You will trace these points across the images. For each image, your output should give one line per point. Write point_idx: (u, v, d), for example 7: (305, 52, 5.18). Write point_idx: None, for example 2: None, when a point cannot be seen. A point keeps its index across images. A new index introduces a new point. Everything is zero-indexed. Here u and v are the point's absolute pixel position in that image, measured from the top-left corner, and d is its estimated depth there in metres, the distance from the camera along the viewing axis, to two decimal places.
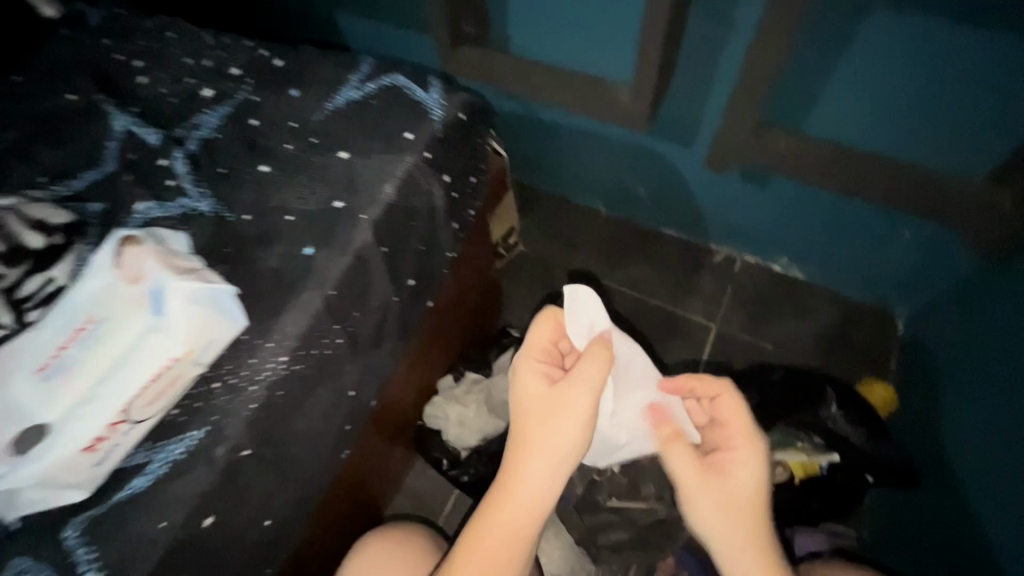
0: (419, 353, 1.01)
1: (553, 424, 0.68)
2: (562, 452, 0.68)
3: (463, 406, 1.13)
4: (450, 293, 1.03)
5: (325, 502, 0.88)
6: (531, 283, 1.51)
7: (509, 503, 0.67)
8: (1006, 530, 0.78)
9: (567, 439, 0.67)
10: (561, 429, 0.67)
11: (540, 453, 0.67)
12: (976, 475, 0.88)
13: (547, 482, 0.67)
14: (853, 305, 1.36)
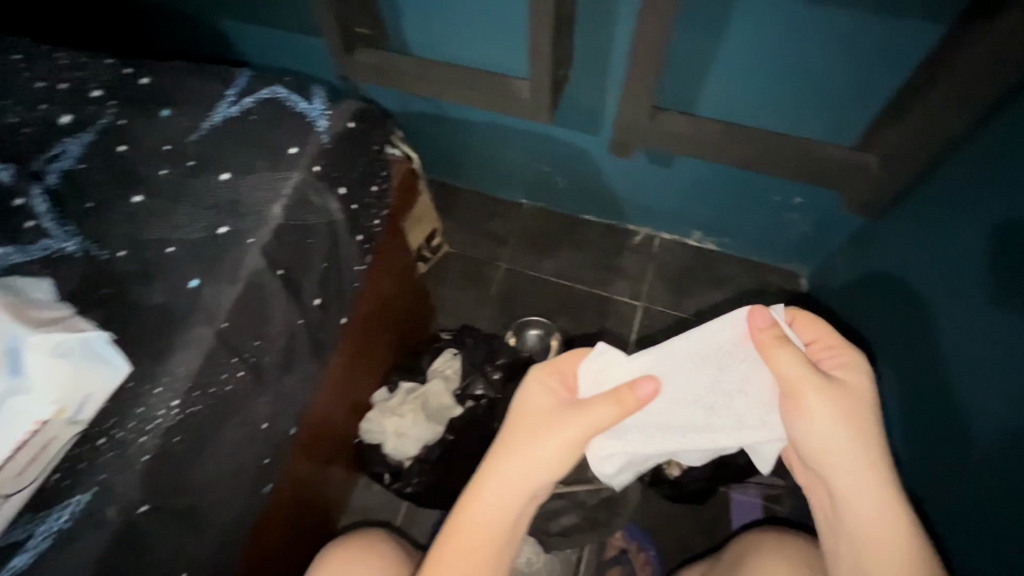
0: (345, 370, 0.98)
1: (534, 445, 0.67)
2: (538, 470, 0.67)
3: (399, 416, 1.09)
4: (370, 304, 1.00)
5: (258, 541, 0.83)
6: (460, 284, 1.50)
7: (472, 519, 0.66)
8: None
9: (544, 463, 0.67)
10: (539, 450, 0.67)
11: (517, 471, 0.67)
12: None
13: (512, 502, 0.67)
14: (765, 270, 1.45)
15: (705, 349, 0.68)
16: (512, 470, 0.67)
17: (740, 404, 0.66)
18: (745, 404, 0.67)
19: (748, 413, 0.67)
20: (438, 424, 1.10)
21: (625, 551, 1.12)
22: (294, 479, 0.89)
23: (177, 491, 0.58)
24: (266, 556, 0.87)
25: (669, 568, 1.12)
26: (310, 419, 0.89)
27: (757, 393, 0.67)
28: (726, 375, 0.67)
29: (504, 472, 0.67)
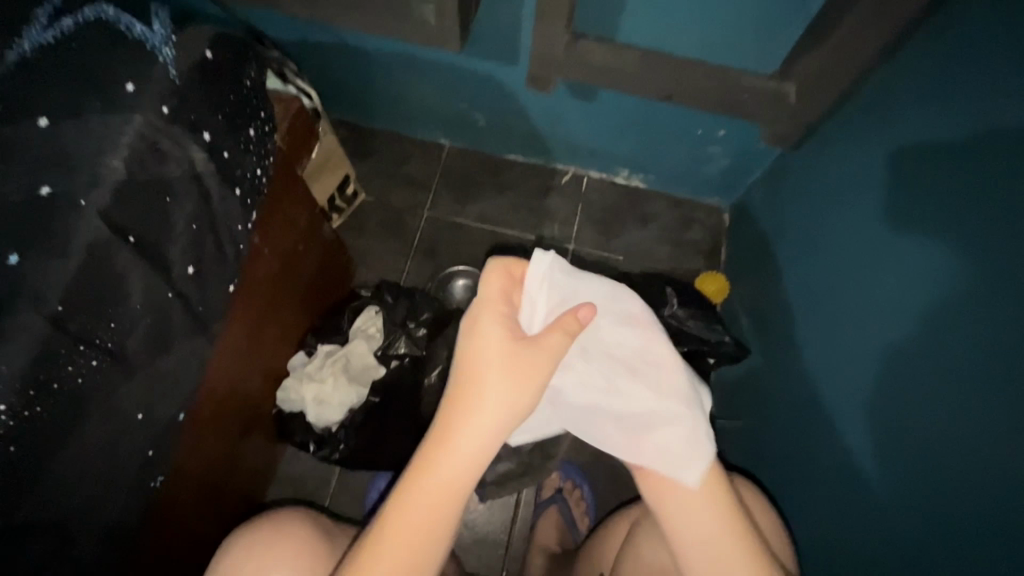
0: (250, 337, 0.90)
1: (482, 398, 0.58)
2: (491, 426, 0.58)
3: (319, 383, 1.02)
4: (271, 265, 0.91)
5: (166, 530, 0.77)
6: (382, 235, 1.40)
7: (420, 488, 0.58)
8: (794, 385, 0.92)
9: (497, 417, 0.58)
10: (490, 402, 0.58)
11: (467, 431, 0.58)
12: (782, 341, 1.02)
13: (465, 465, 0.59)
14: (690, 206, 1.46)
15: (643, 314, 0.69)
16: (464, 432, 0.58)
17: (661, 378, 0.68)
18: (669, 377, 0.68)
19: (662, 390, 0.68)
20: (362, 386, 1.05)
21: (560, 490, 1.15)
22: (201, 460, 0.82)
23: (29, 501, 0.50)
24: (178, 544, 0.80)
25: (602, 501, 1.17)
26: (211, 397, 0.81)
27: (679, 368, 0.68)
28: (653, 347, 0.69)
29: (456, 433, 0.58)
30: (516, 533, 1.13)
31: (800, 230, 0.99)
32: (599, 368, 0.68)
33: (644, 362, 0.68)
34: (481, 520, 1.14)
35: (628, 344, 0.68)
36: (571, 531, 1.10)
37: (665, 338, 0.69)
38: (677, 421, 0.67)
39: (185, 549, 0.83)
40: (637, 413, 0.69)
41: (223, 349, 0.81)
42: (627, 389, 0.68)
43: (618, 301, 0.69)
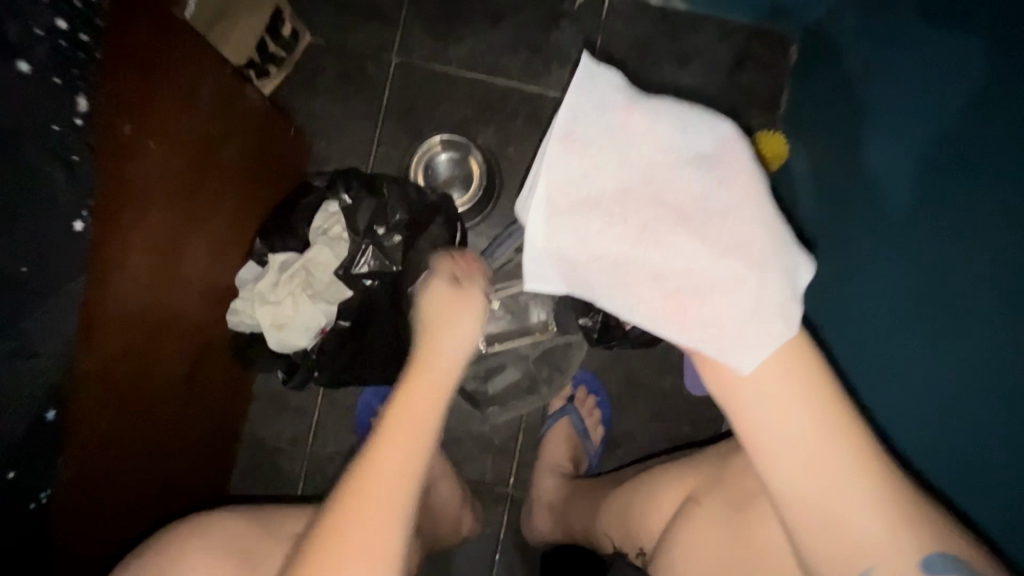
0: (168, 261, 0.68)
1: (443, 334, 0.56)
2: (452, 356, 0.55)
3: (274, 303, 0.83)
4: (176, 161, 0.65)
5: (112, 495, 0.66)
6: (339, 92, 1.07)
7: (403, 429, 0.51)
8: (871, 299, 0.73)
9: (454, 349, 0.56)
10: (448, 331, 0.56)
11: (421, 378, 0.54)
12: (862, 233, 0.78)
13: (432, 412, 0.53)
14: (746, 35, 1.08)
15: (723, 145, 0.49)
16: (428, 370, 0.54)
17: (732, 230, 0.47)
18: (746, 232, 0.47)
19: (730, 245, 0.47)
20: (329, 304, 0.85)
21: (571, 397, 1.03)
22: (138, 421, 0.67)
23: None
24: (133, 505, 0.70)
25: (616, 404, 1.07)
26: (124, 351, 0.62)
27: (758, 224, 0.48)
28: (729, 188, 0.48)
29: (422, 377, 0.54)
30: (523, 442, 1.05)
31: (916, 81, 0.70)
32: (651, 205, 0.47)
33: (715, 205, 0.48)
34: (485, 430, 1.05)
35: (697, 176, 0.48)
36: (583, 442, 1.02)
37: (752, 184, 0.48)
38: (749, 292, 0.47)
39: (145, 506, 0.73)
40: (692, 276, 0.47)
41: (125, 291, 0.59)
42: (679, 239, 0.47)
43: (687, 124, 0.49)
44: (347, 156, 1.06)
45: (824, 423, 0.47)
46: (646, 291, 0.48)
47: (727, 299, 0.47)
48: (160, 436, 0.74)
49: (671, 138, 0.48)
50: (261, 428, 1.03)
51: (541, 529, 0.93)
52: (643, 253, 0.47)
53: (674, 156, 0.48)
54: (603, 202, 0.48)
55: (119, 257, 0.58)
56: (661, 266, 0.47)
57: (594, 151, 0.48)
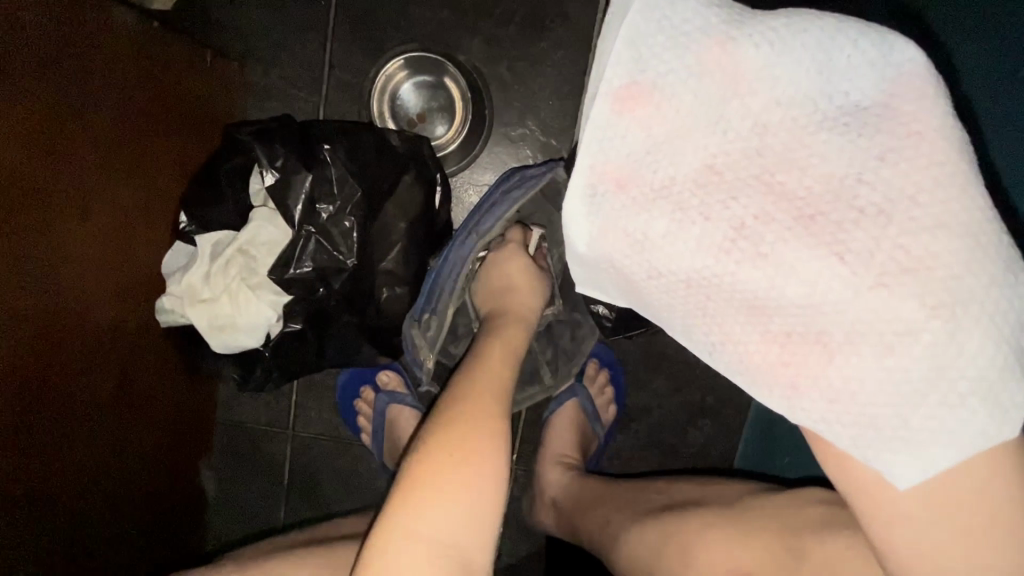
0: (59, 288, 0.52)
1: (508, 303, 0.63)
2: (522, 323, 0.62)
3: (211, 301, 0.67)
4: (22, 148, 0.46)
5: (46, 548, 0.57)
6: None
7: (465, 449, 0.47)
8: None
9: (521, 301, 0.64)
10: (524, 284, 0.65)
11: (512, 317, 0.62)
12: None
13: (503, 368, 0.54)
14: None
15: (898, 94, 0.27)
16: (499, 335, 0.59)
17: (908, 242, 0.26)
18: (936, 247, 0.26)
19: (909, 270, 0.26)
20: (278, 297, 0.69)
21: (579, 375, 0.90)
22: (54, 468, 0.56)
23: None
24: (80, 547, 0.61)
25: (631, 377, 0.94)
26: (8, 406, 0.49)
27: (955, 240, 0.26)
28: (906, 171, 0.26)
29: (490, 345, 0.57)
30: (526, 419, 0.94)
31: None
32: (753, 193, 0.27)
33: (883, 197, 0.26)
34: None
35: (846, 148, 0.27)
36: (593, 425, 0.90)
37: (947, 164, 0.27)
38: (935, 346, 0.26)
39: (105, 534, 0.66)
40: (824, 319, 0.27)
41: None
42: (808, 255, 0.26)
43: (828, 58, 0.27)
44: (290, 84, 0.82)
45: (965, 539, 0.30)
46: (738, 330, 0.28)
47: (889, 364, 0.27)
48: (100, 470, 0.63)
49: (799, 84, 0.27)
50: (236, 411, 0.93)
51: (547, 526, 0.84)
52: (736, 277, 0.27)
53: (810, 117, 0.27)
54: (666, 195, 0.28)
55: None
56: (771, 300, 0.27)
57: (658, 109, 0.28)
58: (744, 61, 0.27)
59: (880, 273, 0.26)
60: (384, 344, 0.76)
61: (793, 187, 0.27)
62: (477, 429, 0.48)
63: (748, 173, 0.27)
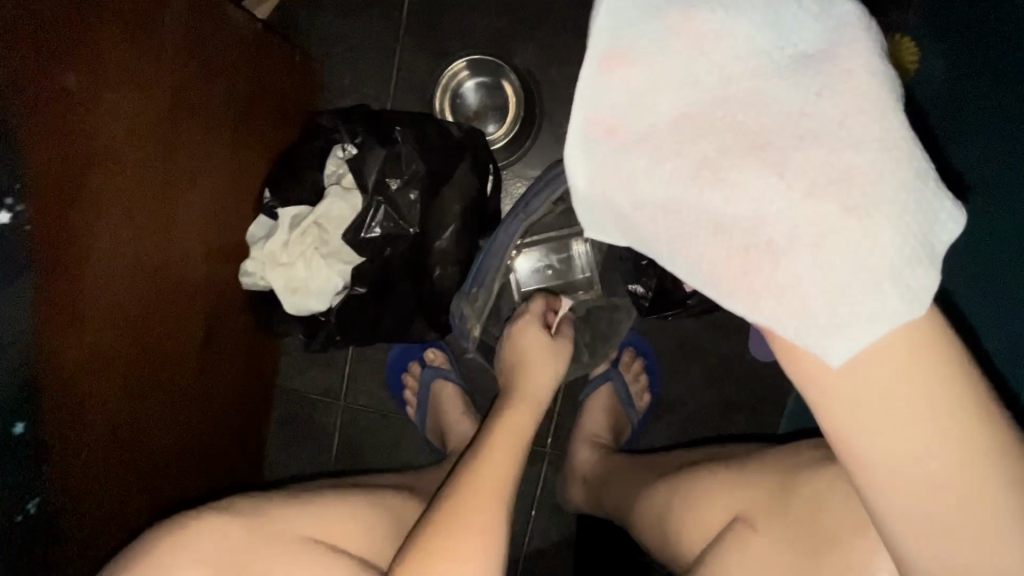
0: (163, 237, 0.61)
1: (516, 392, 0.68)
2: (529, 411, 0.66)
3: (286, 265, 0.75)
4: (146, 110, 0.55)
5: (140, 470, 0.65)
6: (350, 4, 0.90)
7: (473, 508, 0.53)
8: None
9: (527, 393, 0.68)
10: (535, 372, 0.70)
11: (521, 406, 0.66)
12: None
13: (508, 458, 0.59)
14: None
15: (838, 42, 0.30)
16: (505, 425, 0.63)
17: (837, 156, 0.29)
18: (862, 161, 0.29)
19: (840, 177, 0.29)
20: (344, 265, 0.76)
21: (614, 362, 0.94)
22: (152, 400, 0.64)
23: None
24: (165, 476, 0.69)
25: (666, 367, 0.97)
26: (119, 331, 0.57)
27: (877, 156, 0.29)
28: (838, 100, 0.30)
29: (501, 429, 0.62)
30: (562, 404, 0.98)
31: None
32: (718, 132, 0.30)
33: (817, 125, 0.29)
34: None
35: (791, 88, 0.30)
36: (627, 409, 0.93)
37: (876, 94, 0.30)
38: (868, 246, 0.29)
39: (182, 469, 0.73)
40: (769, 230, 0.30)
41: (105, 274, 0.53)
42: (755, 175, 0.30)
43: (774, 14, 0.31)
44: (363, 84, 0.92)
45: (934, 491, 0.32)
46: (707, 251, 0.31)
47: (820, 265, 0.29)
48: (184, 409, 0.71)
49: (755, 38, 0.31)
50: (294, 380, 1.01)
51: (578, 502, 0.88)
52: (699, 201, 0.31)
53: (763, 63, 0.30)
54: (649, 137, 0.32)
55: (89, 237, 0.51)
56: (726, 218, 0.30)
57: (640, 66, 0.31)
58: (705, 19, 0.31)
59: (814, 184, 0.29)
60: (434, 316, 0.83)
61: (748, 123, 0.30)
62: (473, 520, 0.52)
63: (709, 113, 0.31)
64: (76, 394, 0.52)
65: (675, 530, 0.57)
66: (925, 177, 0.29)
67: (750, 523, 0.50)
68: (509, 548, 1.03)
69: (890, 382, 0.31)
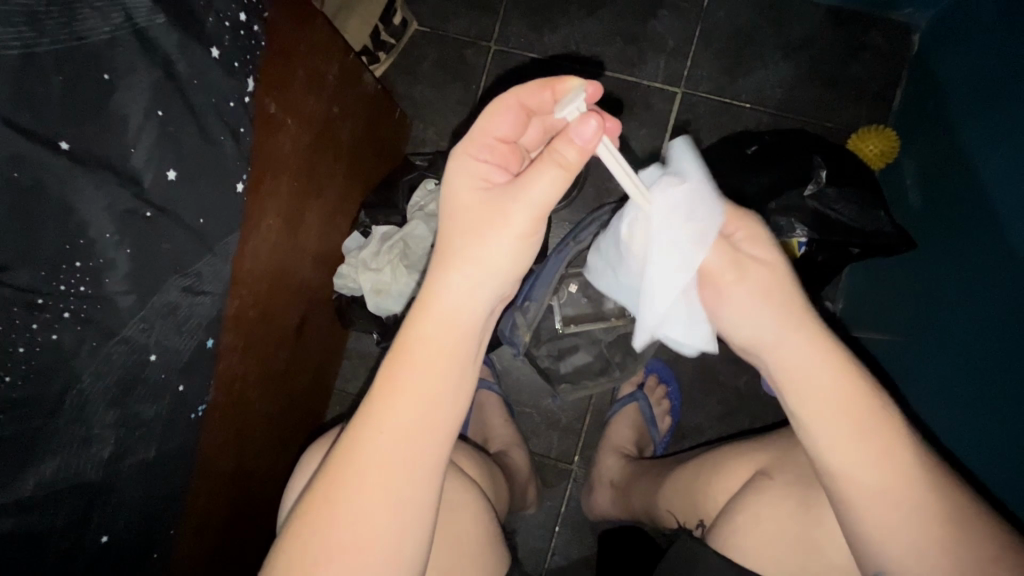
0: (299, 231, 0.76)
1: (443, 290, 0.48)
2: (459, 338, 0.48)
3: (376, 271, 0.91)
4: (303, 134, 0.70)
5: (259, 425, 0.76)
6: (439, 79, 1.14)
7: (336, 501, 0.44)
8: (985, 306, 0.68)
9: (463, 293, 0.48)
10: (474, 242, 0.48)
11: (438, 324, 0.47)
12: (965, 235, 0.75)
13: (410, 434, 0.45)
14: (856, 26, 1.05)
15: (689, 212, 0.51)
16: (385, 404, 0.46)
17: (731, 309, 0.53)
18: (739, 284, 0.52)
19: (726, 261, 0.52)
20: (423, 276, 0.92)
21: (640, 387, 1.05)
22: (272, 366, 0.77)
23: (32, 472, 0.44)
24: (271, 437, 0.81)
25: (686, 396, 1.07)
26: (268, 298, 0.71)
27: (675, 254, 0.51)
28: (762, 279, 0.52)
29: (395, 386, 0.46)
30: (589, 422, 1.08)
31: None
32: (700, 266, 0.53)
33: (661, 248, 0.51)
34: (553, 407, 1.08)
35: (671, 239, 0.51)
36: (649, 429, 1.03)
37: (767, 279, 0.52)
38: (757, 319, 0.52)
39: (278, 437, 0.83)
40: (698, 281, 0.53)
41: (270, 248, 0.68)
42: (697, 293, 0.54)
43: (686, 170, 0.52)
44: (443, 139, 1.13)
45: (896, 534, 0.48)
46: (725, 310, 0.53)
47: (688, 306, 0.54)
48: (284, 382, 0.83)
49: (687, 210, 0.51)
50: (352, 384, 1.10)
51: (604, 506, 0.98)
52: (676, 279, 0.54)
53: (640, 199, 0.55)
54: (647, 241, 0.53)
55: (256, 220, 0.63)
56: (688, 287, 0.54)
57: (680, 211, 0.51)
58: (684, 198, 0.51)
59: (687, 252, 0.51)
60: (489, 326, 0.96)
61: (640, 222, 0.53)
62: (318, 525, 0.44)
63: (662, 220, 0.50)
64: (235, 353, 0.64)
65: (702, 491, 0.70)
66: (794, 328, 0.51)
67: (768, 473, 0.63)
68: (530, 564, 1.06)
69: (858, 410, 0.49)
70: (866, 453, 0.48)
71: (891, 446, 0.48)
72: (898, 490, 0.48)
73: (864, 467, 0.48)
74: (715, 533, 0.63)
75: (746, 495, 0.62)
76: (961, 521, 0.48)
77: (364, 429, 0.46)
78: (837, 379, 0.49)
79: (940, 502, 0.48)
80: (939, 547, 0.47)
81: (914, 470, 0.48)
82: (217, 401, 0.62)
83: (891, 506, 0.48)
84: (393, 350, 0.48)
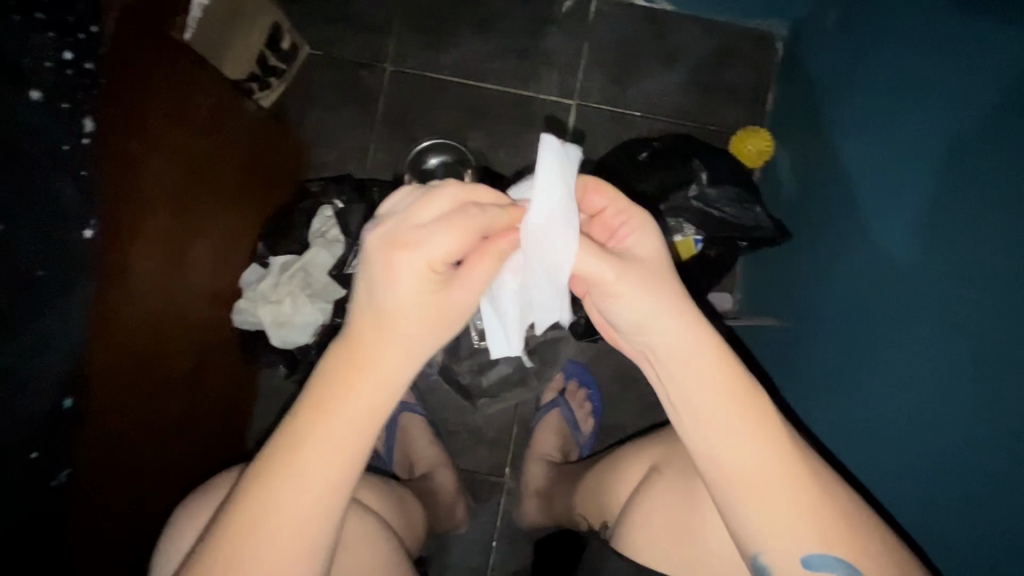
0: (184, 270, 0.73)
1: (341, 394, 0.46)
2: (384, 392, 0.47)
3: (276, 302, 0.88)
4: (175, 168, 0.67)
5: (150, 482, 0.71)
6: (337, 102, 1.12)
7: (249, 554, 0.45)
8: (847, 290, 0.75)
9: (392, 360, 0.47)
10: (386, 353, 0.46)
11: (363, 381, 0.46)
12: (829, 224, 0.82)
13: (328, 484, 0.46)
14: (729, 36, 1.13)
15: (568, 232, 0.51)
16: (303, 460, 0.46)
17: (621, 304, 0.52)
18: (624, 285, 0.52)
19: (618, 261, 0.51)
20: (326, 303, 0.89)
21: (561, 393, 1.06)
22: (162, 415, 0.72)
23: None
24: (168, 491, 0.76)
25: (607, 396, 1.09)
26: (150, 345, 0.67)
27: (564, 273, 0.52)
28: (645, 274, 0.52)
29: (281, 492, 0.45)
30: (516, 433, 1.08)
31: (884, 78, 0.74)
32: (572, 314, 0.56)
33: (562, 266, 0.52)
34: (479, 421, 1.08)
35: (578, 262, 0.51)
36: (572, 434, 1.05)
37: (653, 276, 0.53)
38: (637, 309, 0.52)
39: (179, 489, 0.78)
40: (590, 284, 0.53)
41: (148, 290, 0.64)
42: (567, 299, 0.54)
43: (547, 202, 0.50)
44: (345, 162, 1.11)
45: (778, 517, 0.50)
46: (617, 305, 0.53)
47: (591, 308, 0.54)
48: (183, 430, 0.78)
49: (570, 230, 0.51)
50: (268, 421, 1.05)
51: (531, 513, 1.01)
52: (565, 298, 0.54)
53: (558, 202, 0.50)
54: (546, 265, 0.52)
55: (124, 264, 0.59)
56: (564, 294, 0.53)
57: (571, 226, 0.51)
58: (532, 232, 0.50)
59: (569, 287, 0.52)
60: None
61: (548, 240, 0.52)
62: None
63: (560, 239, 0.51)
64: (110, 406, 0.60)
65: (606, 491, 0.73)
66: (673, 319, 0.52)
67: (658, 468, 0.66)
68: None
69: (725, 397, 0.52)
70: (741, 441, 0.51)
71: (761, 433, 0.51)
72: (778, 475, 0.51)
73: (735, 457, 0.51)
74: (615, 532, 0.65)
75: (640, 491, 0.65)
76: (828, 499, 0.51)
77: (280, 482, 0.45)
78: (713, 370, 0.52)
79: (812, 492, 0.51)
80: (811, 525, 0.51)
81: (788, 466, 0.51)
82: (84, 464, 0.57)
83: (764, 497, 0.51)
84: (311, 399, 0.47)
